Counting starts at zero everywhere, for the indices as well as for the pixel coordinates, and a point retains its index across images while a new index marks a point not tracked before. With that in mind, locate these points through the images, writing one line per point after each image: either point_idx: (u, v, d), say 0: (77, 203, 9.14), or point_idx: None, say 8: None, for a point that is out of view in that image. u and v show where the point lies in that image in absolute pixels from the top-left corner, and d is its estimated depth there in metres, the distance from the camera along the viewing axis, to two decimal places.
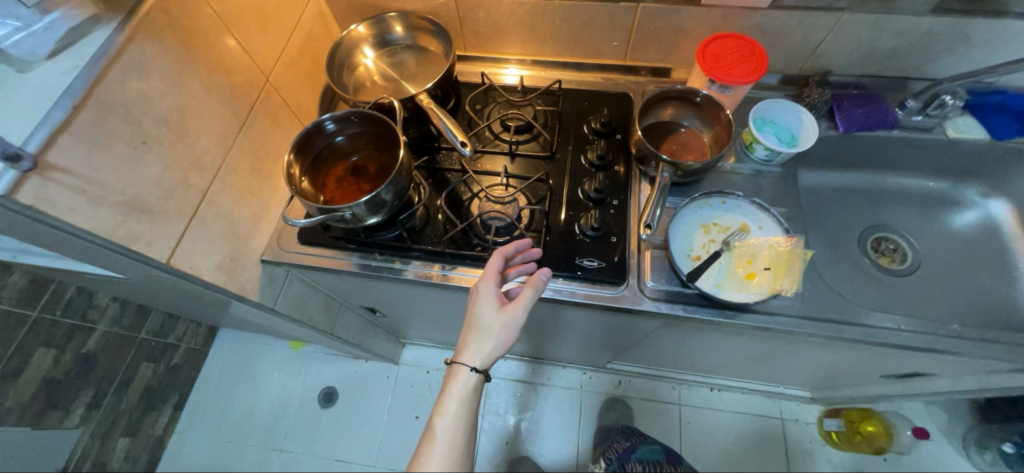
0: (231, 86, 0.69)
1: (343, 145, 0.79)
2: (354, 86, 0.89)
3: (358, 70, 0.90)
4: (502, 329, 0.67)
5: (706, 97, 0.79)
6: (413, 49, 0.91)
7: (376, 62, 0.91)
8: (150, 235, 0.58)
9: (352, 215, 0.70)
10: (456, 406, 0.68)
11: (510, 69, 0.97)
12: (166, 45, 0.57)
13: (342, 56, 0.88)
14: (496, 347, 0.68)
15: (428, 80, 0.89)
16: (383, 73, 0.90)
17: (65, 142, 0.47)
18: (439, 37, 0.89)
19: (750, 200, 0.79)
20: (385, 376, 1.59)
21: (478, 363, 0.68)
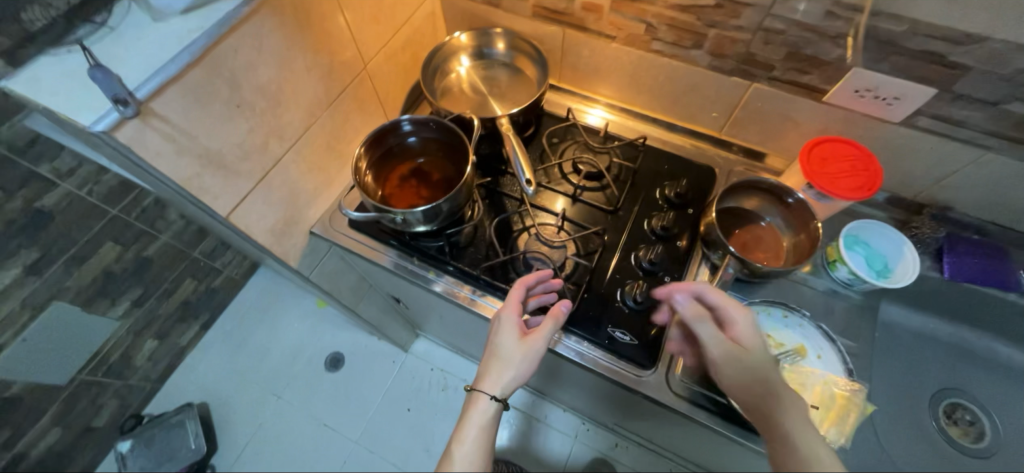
0: (330, 67, 0.71)
1: (414, 146, 0.80)
2: (442, 89, 0.90)
3: (450, 75, 0.91)
4: (524, 359, 0.63)
5: (800, 201, 0.72)
6: (508, 68, 0.91)
7: (470, 72, 0.91)
8: (219, 190, 0.61)
9: (402, 220, 0.71)
10: (475, 438, 0.61)
11: (597, 110, 0.94)
12: (284, 21, 0.60)
13: (440, 59, 0.89)
14: (517, 379, 0.63)
15: (514, 103, 0.88)
16: (474, 84, 0.90)
17: (171, 93, 0.50)
18: (538, 64, 0.88)
19: (818, 324, 0.70)
20: (391, 360, 1.61)
21: (500, 392, 0.62)
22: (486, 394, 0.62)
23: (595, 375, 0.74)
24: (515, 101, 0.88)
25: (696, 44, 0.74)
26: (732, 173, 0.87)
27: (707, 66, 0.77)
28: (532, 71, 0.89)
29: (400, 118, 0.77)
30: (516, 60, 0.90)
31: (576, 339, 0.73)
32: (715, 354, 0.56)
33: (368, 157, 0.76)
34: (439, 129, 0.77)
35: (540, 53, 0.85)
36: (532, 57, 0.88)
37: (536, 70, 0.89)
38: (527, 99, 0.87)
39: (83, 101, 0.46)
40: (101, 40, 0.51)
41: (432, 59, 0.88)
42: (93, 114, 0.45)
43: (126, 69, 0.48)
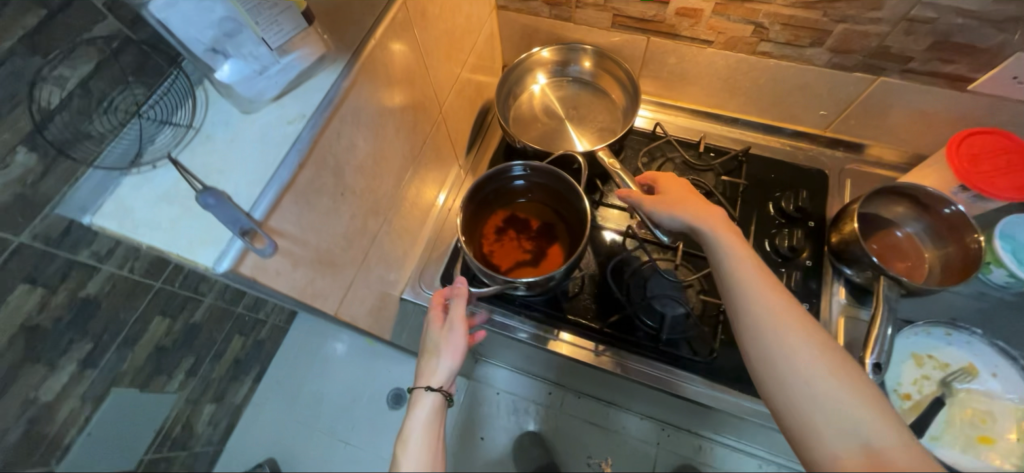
0: (414, 122, 0.63)
1: (514, 190, 0.72)
2: (512, 110, 0.83)
3: (522, 95, 0.84)
4: (451, 346, 0.56)
5: (957, 212, 0.65)
6: (588, 90, 0.83)
7: (545, 92, 0.84)
8: (328, 290, 0.53)
9: (526, 287, 0.64)
10: (419, 440, 0.53)
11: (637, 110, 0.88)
12: (378, 87, 0.51)
13: (518, 76, 0.82)
14: (449, 367, 0.56)
15: (593, 129, 0.80)
16: (547, 106, 0.83)
17: (286, 203, 0.42)
18: (623, 88, 0.81)
19: (992, 341, 0.64)
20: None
21: (436, 383, 0.55)
22: (423, 389, 0.55)
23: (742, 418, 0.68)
24: (594, 127, 0.80)
25: (816, 41, 0.66)
26: (843, 172, 0.80)
27: (825, 63, 0.69)
28: (615, 95, 0.82)
29: (512, 163, 0.68)
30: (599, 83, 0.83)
31: (718, 388, 0.66)
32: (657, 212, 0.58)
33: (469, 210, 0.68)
34: (538, 174, 0.69)
35: (631, 75, 0.78)
36: (618, 82, 0.81)
37: (621, 94, 0.82)
38: (608, 127, 0.80)
39: (198, 233, 0.38)
40: (185, 147, 0.42)
41: (510, 75, 0.81)
42: (215, 250, 0.38)
43: (234, 184, 0.40)
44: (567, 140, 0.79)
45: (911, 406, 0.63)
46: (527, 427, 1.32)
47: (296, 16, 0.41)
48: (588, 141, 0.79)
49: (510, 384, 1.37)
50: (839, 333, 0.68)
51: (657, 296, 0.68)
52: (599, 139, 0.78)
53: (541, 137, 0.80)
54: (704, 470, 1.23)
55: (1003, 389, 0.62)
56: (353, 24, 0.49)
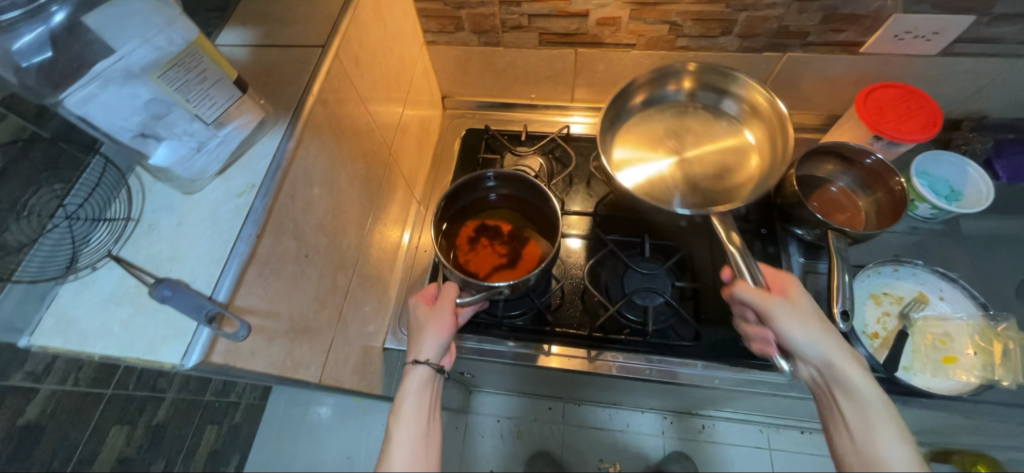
0: (366, 169, 0.62)
1: (485, 198, 0.72)
2: (652, 104, 0.74)
3: (672, 97, 0.74)
4: (437, 323, 0.57)
5: (878, 160, 0.72)
6: (738, 152, 0.70)
7: (697, 111, 0.73)
8: (308, 358, 0.51)
9: (512, 289, 0.60)
10: (411, 414, 0.53)
11: (574, 117, 0.92)
12: (325, 141, 0.51)
13: (705, 85, 0.72)
14: (439, 341, 0.56)
15: (695, 184, 0.68)
16: (684, 131, 0.72)
17: (250, 278, 0.40)
18: (769, 165, 0.67)
19: (932, 268, 0.70)
20: (452, 426, 1.33)
21: (425, 356, 0.56)
22: (414, 363, 0.55)
23: (741, 391, 0.70)
24: (704, 177, 0.69)
25: (726, 31, 0.72)
26: None
27: (737, 49, 0.75)
28: (754, 165, 0.69)
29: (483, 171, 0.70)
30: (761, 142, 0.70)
31: (710, 366, 0.68)
32: (794, 329, 0.53)
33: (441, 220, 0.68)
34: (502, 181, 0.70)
35: (788, 154, 0.63)
36: (772, 160, 0.67)
37: (763, 168, 0.68)
38: (715, 191, 0.67)
39: (158, 331, 0.35)
40: (126, 240, 0.39)
41: (709, 80, 0.72)
42: (180, 345, 0.35)
43: (190, 270, 0.38)
44: (661, 174, 0.69)
45: (880, 342, 0.67)
46: (522, 446, 1.30)
47: (229, 87, 0.40)
48: (681, 198, 0.67)
49: (504, 408, 1.35)
50: (805, 289, 0.72)
51: (637, 290, 0.70)
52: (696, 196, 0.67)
53: (641, 150, 0.71)
54: (708, 448, 1.25)
55: (952, 309, 0.68)
56: (287, 83, 0.48)
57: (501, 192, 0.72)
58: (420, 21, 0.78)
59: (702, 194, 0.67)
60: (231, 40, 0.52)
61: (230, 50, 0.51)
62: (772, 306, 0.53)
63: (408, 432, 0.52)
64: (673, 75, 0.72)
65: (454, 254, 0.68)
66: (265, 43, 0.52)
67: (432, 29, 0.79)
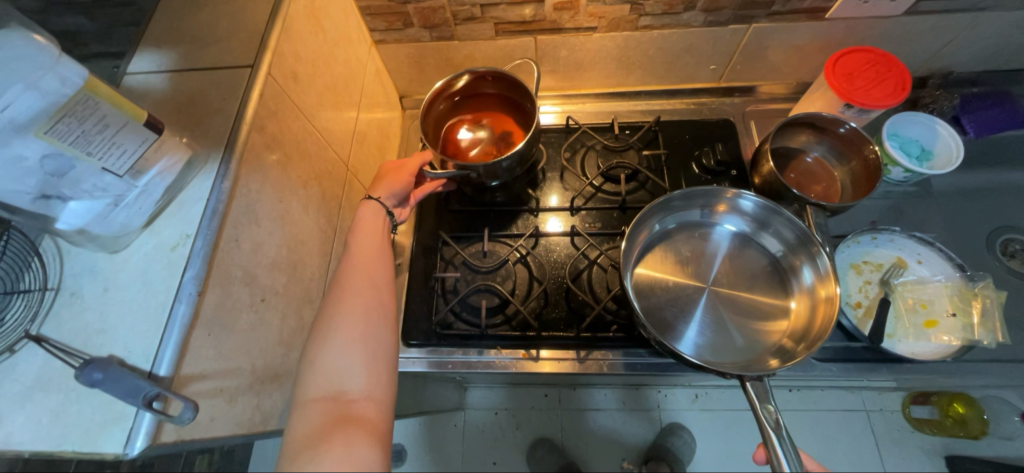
0: (321, 191, 0.58)
1: (485, 95, 0.76)
2: (691, 225, 0.71)
3: (712, 226, 0.71)
4: (395, 176, 0.66)
5: (851, 129, 0.71)
6: (774, 311, 0.65)
7: (737, 252, 0.69)
8: (281, 405, 0.47)
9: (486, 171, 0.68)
10: (361, 227, 0.59)
11: (543, 106, 0.88)
12: (267, 170, 0.46)
13: (749, 218, 0.69)
14: (395, 192, 0.65)
15: (716, 322, 0.64)
16: (719, 267, 0.68)
17: (197, 340, 0.36)
18: (797, 340, 0.61)
19: (908, 233, 0.71)
20: (451, 424, 1.33)
21: (379, 196, 0.63)
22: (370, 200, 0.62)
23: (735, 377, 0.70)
24: (726, 323, 0.64)
25: (689, 6, 0.68)
26: (746, 115, 0.84)
27: (702, 23, 0.72)
28: (783, 330, 0.63)
29: (479, 68, 0.72)
30: (799, 311, 0.64)
31: None
32: None
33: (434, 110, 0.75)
34: (495, 81, 0.74)
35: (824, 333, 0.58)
36: (806, 329, 0.61)
37: (791, 338, 0.62)
38: (736, 342, 0.62)
39: (98, 417, 0.32)
40: (46, 316, 0.35)
41: (762, 220, 0.68)
42: (121, 430, 0.32)
43: (124, 343, 0.34)
44: (681, 306, 0.65)
45: (863, 312, 0.67)
46: (521, 435, 1.30)
47: (139, 130, 0.35)
48: (697, 341, 0.62)
49: (500, 401, 1.34)
50: None
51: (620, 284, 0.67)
52: (716, 335, 0.63)
53: (670, 272, 0.68)
54: (701, 417, 1.27)
55: (930, 272, 0.69)
56: (215, 112, 0.43)
57: (494, 89, 0.75)
58: (365, 20, 0.72)
59: (720, 343, 0.62)
60: (145, 66, 0.46)
61: (145, 79, 0.46)
62: None
63: (364, 245, 0.57)
64: (729, 204, 0.70)
65: (442, 144, 0.75)
66: (185, 66, 0.47)
67: (379, 27, 0.73)
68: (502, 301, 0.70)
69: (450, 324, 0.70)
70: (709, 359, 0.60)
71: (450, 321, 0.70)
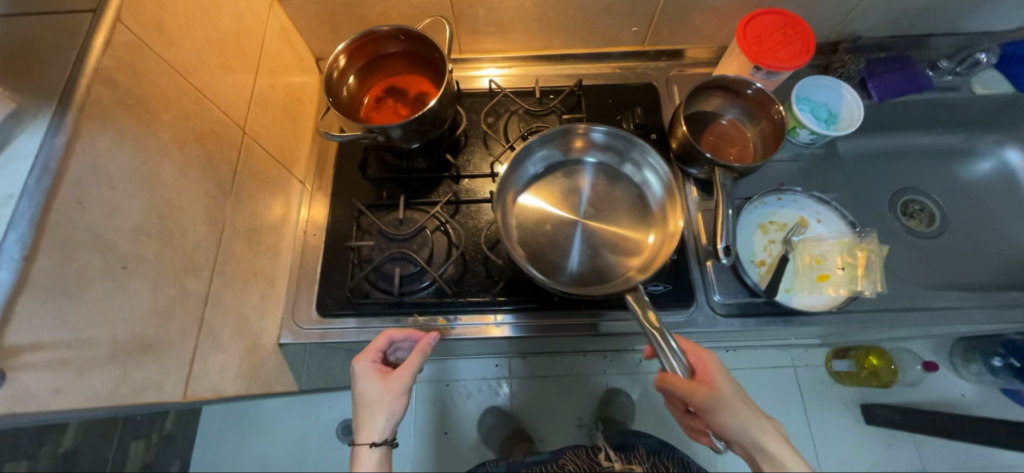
0: (207, 154, 0.54)
1: (393, 55, 0.72)
2: (554, 165, 0.71)
3: (574, 163, 0.71)
4: (393, 397, 0.55)
5: (758, 90, 0.73)
6: (639, 228, 0.67)
7: (603, 186, 0.69)
8: (158, 377, 0.45)
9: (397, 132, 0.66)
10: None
11: (488, 69, 0.85)
12: (122, 129, 0.42)
13: (603, 147, 0.71)
14: (393, 421, 0.55)
15: (589, 250, 0.65)
16: (586, 201, 0.68)
17: (25, 308, 0.34)
18: (648, 266, 0.64)
19: (809, 194, 0.74)
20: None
21: (373, 436, 0.54)
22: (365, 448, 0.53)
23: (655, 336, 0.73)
24: (599, 249, 0.65)
25: None
26: (669, 80, 0.85)
27: None
28: (651, 243, 0.66)
29: (374, 26, 0.66)
30: (658, 234, 0.66)
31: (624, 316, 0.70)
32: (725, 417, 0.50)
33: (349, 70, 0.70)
34: (411, 41, 0.69)
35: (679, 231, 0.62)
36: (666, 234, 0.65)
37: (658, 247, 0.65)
38: (613, 266, 0.64)
39: None
40: None
41: (612, 146, 0.70)
42: None
43: None
44: (559, 244, 0.65)
45: (766, 269, 0.71)
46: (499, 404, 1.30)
47: None
48: (571, 272, 0.64)
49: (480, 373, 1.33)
50: (700, 227, 0.74)
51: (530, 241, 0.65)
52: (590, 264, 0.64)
53: (545, 210, 0.68)
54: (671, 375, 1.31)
55: (827, 230, 0.73)
56: (50, 62, 0.39)
57: (396, 48, 0.71)
58: None
59: (598, 272, 0.64)
60: None
61: None
62: (697, 393, 0.49)
63: None
64: (588, 141, 0.70)
65: (357, 106, 0.72)
66: (22, 11, 0.42)
67: None
68: (419, 269, 0.69)
69: (366, 293, 0.68)
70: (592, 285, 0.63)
71: (366, 290, 0.68)
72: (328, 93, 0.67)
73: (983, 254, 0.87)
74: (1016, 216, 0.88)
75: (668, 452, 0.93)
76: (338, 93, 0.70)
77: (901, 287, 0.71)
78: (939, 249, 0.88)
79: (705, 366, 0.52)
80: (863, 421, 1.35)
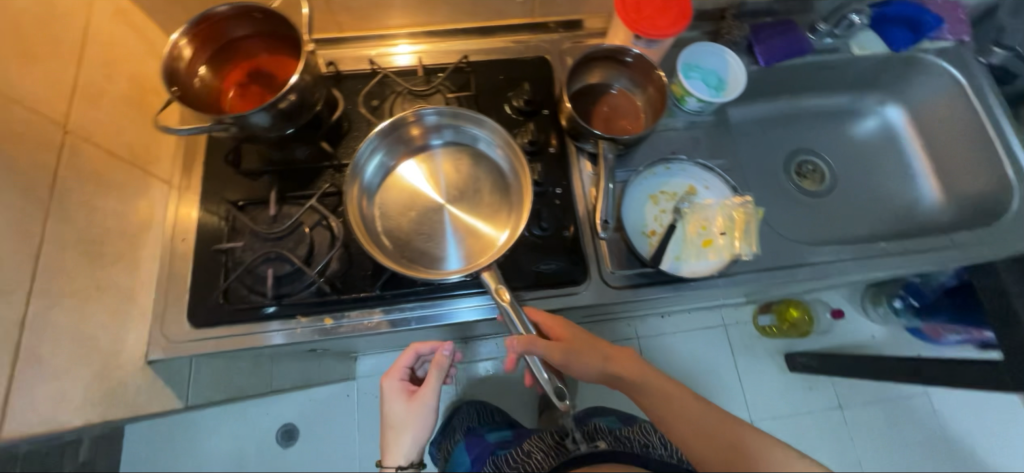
0: (8, 164, 0.50)
1: (246, 36, 0.65)
2: (405, 158, 0.68)
3: (425, 151, 0.69)
4: (415, 422, 0.68)
5: (638, 57, 0.72)
6: (501, 197, 0.67)
7: (463, 166, 0.68)
8: None
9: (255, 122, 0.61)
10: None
11: (402, 46, 0.80)
12: None
13: (444, 126, 0.68)
14: (416, 440, 0.69)
15: (465, 229, 0.65)
16: (447, 184, 0.67)
17: None
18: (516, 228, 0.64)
19: (694, 162, 0.76)
20: (344, 395, 1.29)
21: (397, 452, 0.70)
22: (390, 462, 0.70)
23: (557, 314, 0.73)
24: (472, 227, 0.65)
25: None
26: (563, 52, 0.82)
27: None
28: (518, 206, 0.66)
29: (215, 6, 0.59)
30: (520, 198, 0.66)
31: (520, 295, 0.69)
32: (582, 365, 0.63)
33: (200, 53, 0.63)
34: (270, 21, 0.63)
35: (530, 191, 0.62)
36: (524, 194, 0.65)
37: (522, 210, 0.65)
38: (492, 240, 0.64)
39: None
40: None
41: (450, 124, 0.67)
42: None
43: None
44: (431, 232, 0.65)
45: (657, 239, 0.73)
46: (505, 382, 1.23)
47: None
48: (456, 255, 0.64)
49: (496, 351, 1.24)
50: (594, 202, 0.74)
51: (400, 221, 0.65)
52: (465, 246, 0.64)
53: (408, 202, 0.66)
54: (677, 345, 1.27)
55: (713, 197, 0.75)
56: None
57: (250, 28, 0.64)
58: None
59: (477, 250, 0.64)
60: None
61: None
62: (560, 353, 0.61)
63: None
64: (424, 125, 0.67)
65: (214, 94, 0.65)
66: None
67: None
68: (297, 268, 0.65)
69: (244, 298, 0.65)
70: (476, 262, 0.63)
71: (243, 295, 0.65)
72: (170, 82, 0.60)
73: (868, 206, 0.92)
74: (897, 169, 0.94)
75: (626, 426, 0.97)
76: (188, 82, 0.63)
77: (784, 246, 0.74)
78: (828, 205, 0.92)
79: (556, 326, 0.63)
80: (788, 369, 1.38)
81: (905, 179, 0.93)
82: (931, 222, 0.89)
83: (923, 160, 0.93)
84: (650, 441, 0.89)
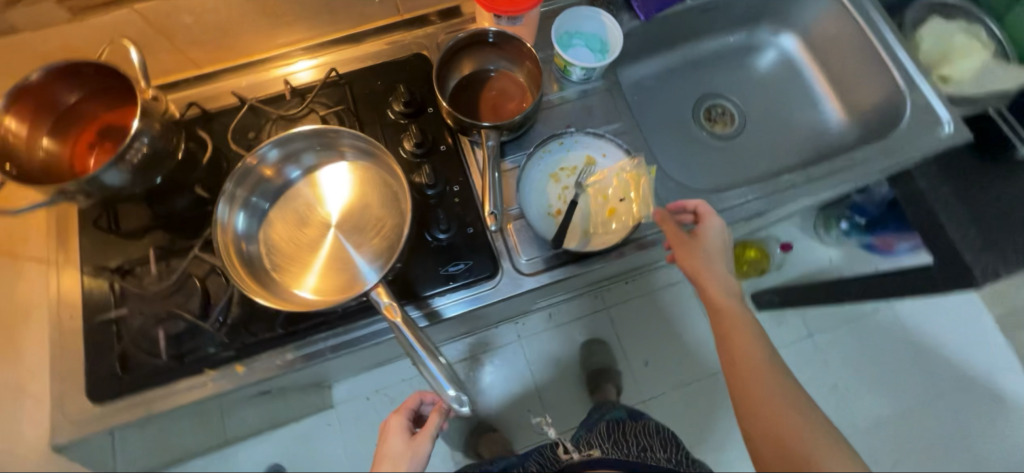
0: None
1: (83, 95, 0.61)
2: (273, 195, 0.65)
3: (290, 183, 0.66)
4: (413, 455, 0.64)
5: (502, 35, 0.71)
6: (388, 201, 0.65)
7: (332, 186, 0.66)
8: None
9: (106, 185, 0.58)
10: None
11: (299, 63, 0.77)
12: None
13: (291, 155, 0.65)
14: None
15: (364, 240, 0.64)
16: (323, 208, 0.65)
17: None
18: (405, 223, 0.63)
19: (585, 131, 0.75)
20: (326, 424, 1.22)
21: None
22: None
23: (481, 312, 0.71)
24: (366, 238, 0.64)
25: None
26: (439, 45, 0.79)
27: None
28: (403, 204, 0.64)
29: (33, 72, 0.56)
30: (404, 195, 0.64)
31: (435, 302, 0.67)
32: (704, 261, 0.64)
33: (34, 127, 0.59)
34: (100, 75, 0.59)
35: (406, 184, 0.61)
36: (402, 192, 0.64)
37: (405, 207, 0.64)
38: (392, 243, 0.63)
39: None
40: None
41: (292, 152, 0.65)
42: None
43: None
44: (332, 255, 0.63)
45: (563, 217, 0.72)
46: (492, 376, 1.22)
47: None
48: (367, 267, 0.62)
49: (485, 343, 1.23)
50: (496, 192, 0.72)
51: (290, 248, 0.63)
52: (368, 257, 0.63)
53: (294, 235, 0.64)
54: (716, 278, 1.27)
55: (610, 163, 0.74)
56: None
57: (84, 87, 0.60)
58: None
59: (381, 256, 0.62)
60: None
61: None
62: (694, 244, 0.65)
63: None
64: (271, 162, 0.64)
65: (61, 164, 0.61)
66: None
67: None
68: (192, 323, 0.63)
69: (144, 364, 0.62)
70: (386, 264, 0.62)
71: (142, 361, 0.62)
72: (2, 160, 0.56)
73: (782, 138, 0.91)
74: (802, 96, 0.94)
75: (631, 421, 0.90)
76: (28, 157, 0.59)
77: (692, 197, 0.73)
78: (743, 145, 0.91)
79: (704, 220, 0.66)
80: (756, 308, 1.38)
81: (811, 104, 0.93)
82: (840, 142, 0.89)
83: (822, 83, 0.93)
84: (650, 443, 0.81)
